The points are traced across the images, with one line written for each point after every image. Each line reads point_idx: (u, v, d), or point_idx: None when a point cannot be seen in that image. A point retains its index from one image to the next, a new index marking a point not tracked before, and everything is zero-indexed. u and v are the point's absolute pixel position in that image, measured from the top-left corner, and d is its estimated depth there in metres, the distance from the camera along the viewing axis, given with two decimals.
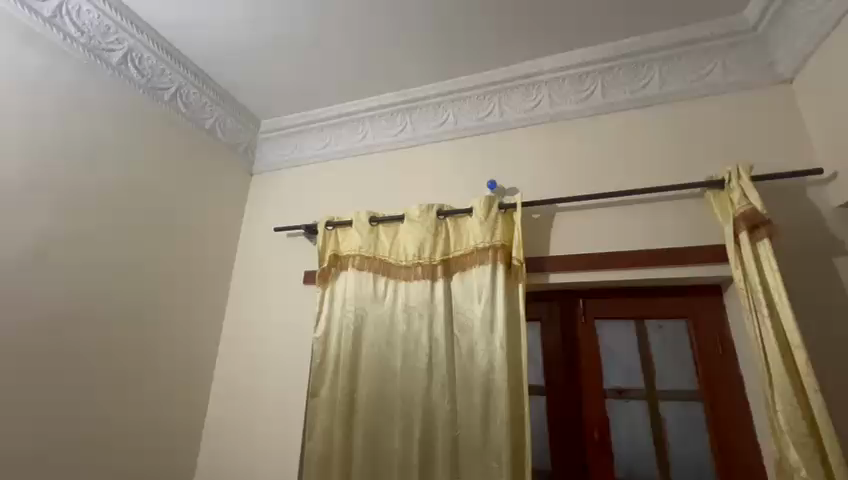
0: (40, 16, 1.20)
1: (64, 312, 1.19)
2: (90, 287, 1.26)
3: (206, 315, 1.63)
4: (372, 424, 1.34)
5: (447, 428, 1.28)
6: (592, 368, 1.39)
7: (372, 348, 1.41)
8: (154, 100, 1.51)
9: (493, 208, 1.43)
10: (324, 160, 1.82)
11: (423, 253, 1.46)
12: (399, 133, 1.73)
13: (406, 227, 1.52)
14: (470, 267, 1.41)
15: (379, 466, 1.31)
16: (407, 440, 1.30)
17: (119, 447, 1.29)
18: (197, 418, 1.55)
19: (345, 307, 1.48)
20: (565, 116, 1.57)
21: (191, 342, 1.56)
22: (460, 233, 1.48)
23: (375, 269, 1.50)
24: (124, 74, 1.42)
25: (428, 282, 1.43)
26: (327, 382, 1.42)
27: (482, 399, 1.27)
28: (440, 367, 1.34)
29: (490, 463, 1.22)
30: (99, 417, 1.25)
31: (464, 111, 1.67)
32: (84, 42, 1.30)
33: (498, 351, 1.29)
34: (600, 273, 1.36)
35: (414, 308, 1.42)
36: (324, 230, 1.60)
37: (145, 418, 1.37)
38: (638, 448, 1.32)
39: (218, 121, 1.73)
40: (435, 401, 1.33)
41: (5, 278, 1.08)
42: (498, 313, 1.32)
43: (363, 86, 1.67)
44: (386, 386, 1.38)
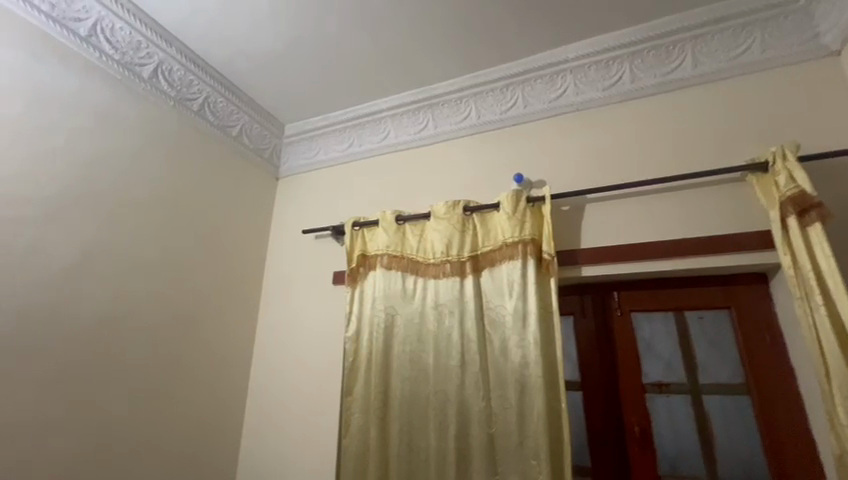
0: (77, 35, 1.26)
1: (108, 319, 1.25)
2: (131, 294, 1.31)
3: (240, 317, 1.68)
4: (406, 421, 1.35)
5: (483, 424, 1.27)
6: (629, 361, 1.35)
7: (404, 346, 1.42)
8: (185, 111, 1.56)
9: (521, 201, 1.41)
10: (347, 161, 1.84)
11: (451, 250, 1.45)
12: (421, 130, 1.73)
13: (432, 224, 1.52)
14: (499, 262, 1.40)
15: (416, 465, 1.31)
16: (442, 437, 1.30)
17: (164, 446, 1.34)
18: (236, 418, 1.60)
19: (375, 306, 1.49)
20: (591, 104, 1.52)
21: (227, 344, 1.61)
22: (488, 229, 1.46)
23: (402, 267, 1.51)
24: (156, 87, 1.46)
25: (457, 279, 1.42)
26: (361, 380, 1.43)
27: (517, 395, 1.26)
28: (473, 364, 1.34)
29: (528, 459, 1.21)
30: (143, 417, 1.30)
31: (487, 104, 1.65)
32: (118, 58, 1.36)
33: (531, 346, 1.27)
34: (635, 264, 1.32)
35: (444, 306, 1.42)
36: (351, 230, 1.61)
37: (186, 418, 1.42)
38: (682, 444, 1.28)
39: (244, 128, 1.76)
40: (469, 397, 1.32)
41: (53, 287, 1.14)
42: (530, 308, 1.31)
43: (384, 85, 1.66)
44: (419, 383, 1.38)
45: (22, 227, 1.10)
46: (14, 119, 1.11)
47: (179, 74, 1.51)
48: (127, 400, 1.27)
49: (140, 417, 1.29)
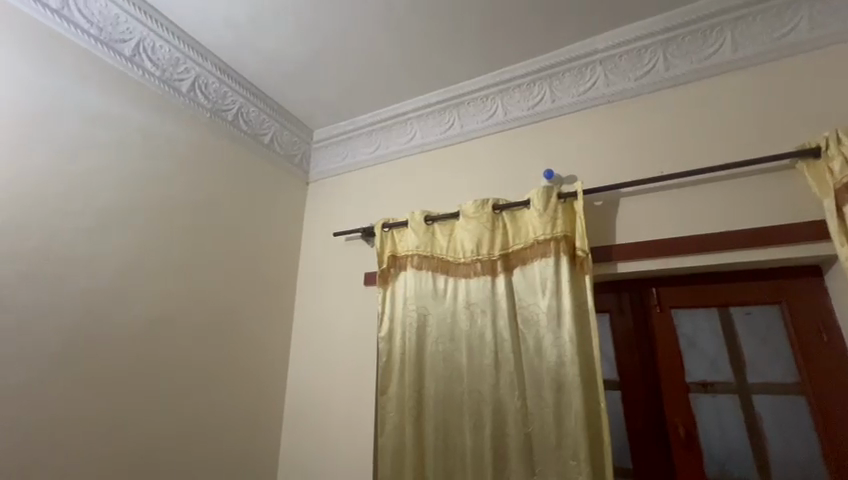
0: (122, 56, 1.34)
1: (158, 323, 1.32)
2: (178, 299, 1.38)
3: (277, 319, 1.73)
4: (442, 420, 1.36)
5: (519, 424, 1.27)
6: (671, 359, 1.31)
7: (437, 346, 1.43)
8: (221, 121, 1.62)
9: (552, 198, 1.39)
10: (375, 163, 1.86)
11: (481, 249, 1.44)
12: (448, 130, 1.73)
13: (461, 223, 1.51)
14: (531, 260, 1.38)
15: (452, 464, 1.32)
16: (478, 436, 1.30)
17: (210, 443, 1.40)
18: (276, 416, 1.66)
19: (407, 306, 1.50)
20: (623, 95, 1.48)
21: (266, 345, 1.67)
22: (518, 226, 1.45)
23: (433, 267, 1.52)
24: (194, 100, 1.53)
25: (488, 278, 1.42)
26: (395, 379, 1.45)
27: (553, 394, 1.24)
28: (507, 363, 1.33)
29: (567, 459, 1.19)
30: (192, 415, 1.37)
31: (514, 101, 1.63)
32: (159, 75, 1.43)
33: (567, 345, 1.25)
34: (675, 259, 1.27)
35: (476, 305, 1.42)
36: (381, 231, 1.63)
37: (230, 416, 1.49)
38: (730, 446, 1.22)
39: (276, 135, 1.82)
40: (504, 396, 1.32)
41: (109, 294, 1.22)
42: (565, 306, 1.29)
43: (409, 86, 1.67)
44: (453, 383, 1.38)
45: (80, 237, 1.18)
46: (69, 137, 1.19)
47: (214, 87, 1.57)
48: (177, 399, 1.33)
49: (189, 415, 1.36)
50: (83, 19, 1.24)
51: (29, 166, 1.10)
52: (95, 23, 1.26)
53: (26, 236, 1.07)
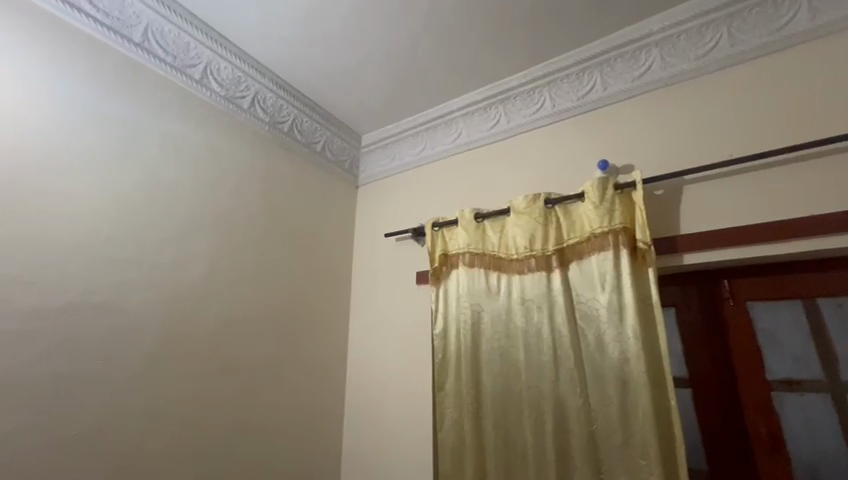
0: (193, 79, 1.46)
1: (232, 323, 1.42)
2: (248, 300, 1.49)
3: (335, 317, 1.81)
4: (501, 416, 1.36)
5: (582, 421, 1.24)
6: (749, 356, 1.22)
7: (492, 343, 1.43)
8: (278, 133, 1.72)
9: (608, 190, 1.34)
10: (422, 164, 1.90)
11: (534, 245, 1.43)
12: (494, 126, 1.73)
13: (512, 220, 1.50)
14: (588, 254, 1.35)
15: (513, 460, 1.31)
16: (539, 433, 1.29)
17: (281, 435, 1.50)
18: (338, 410, 1.73)
19: (460, 304, 1.52)
20: (683, 76, 1.40)
21: (326, 342, 1.75)
22: (572, 220, 1.42)
23: (486, 265, 1.52)
24: (255, 115, 1.64)
25: (543, 273, 1.40)
26: (451, 375, 1.47)
27: (618, 392, 1.21)
28: (567, 359, 1.31)
29: (637, 459, 1.15)
30: (265, 409, 1.46)
31: (562, 92, 1.60)
32: (224, 94, 1.54)
33: (631, 340, 1.21)
34: (749, 248, 1.19)
35: (532, 301, 1.40)
36: (431, 231, 1.65)
37: (298, 410, 1.58)
38: (823, 449, 1.12)
39: (327, 143, 1.90)
40: (565, 394, 1.29)
41: (191, 298, 1.33)
42: (627, 300, 1.25)
43: (455, 86, 1.68)
44: (511, 379, 1.38)
45: (164, 246, 1.30)
46: (151, 156, 1.32)
47: (272, 101, 1.67)
48: (251, 394, 1.43)
49: (262, 408, 1.46)
50: (159, 48, 1.37)
51: (120, 185, 1.23)
52: (169, 51, 1.39)
53: (121, 247, 1.20)
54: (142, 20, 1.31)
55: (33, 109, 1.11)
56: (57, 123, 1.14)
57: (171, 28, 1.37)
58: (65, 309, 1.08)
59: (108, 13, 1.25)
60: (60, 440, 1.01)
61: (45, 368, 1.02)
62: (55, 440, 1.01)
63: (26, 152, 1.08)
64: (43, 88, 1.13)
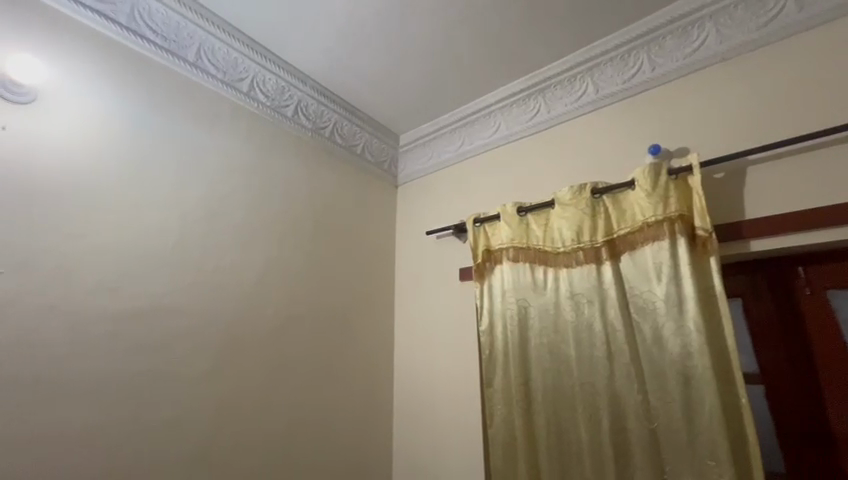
0: (242, 92, 1.54)
1: (287, 322, 1.49)
2: (301, 300, 1.56)
3: (381, 315, 1.85)
4: (552, 413, 1.33)
5: (641, 419, 1.19)
6: (830, 348, 1.12)
7: (541, 338, 1.40)
8: (320, 138, 1.78)
9: (661, 176, 1.28)
10: (461, 160, 1.89)
11: (582, 237, 1.38)
12: (534, 117, 1.69)
13: (557, 212, 1.46)
14: (641, 244, 1.29)
15: (568, 458, 1.28)
16: (595, 431, 1.25)
17: (336, 430, 1.55)
18: (387, 406, 1.77)
19: (506, 299, 1.50)
20: (742, 49, 1.31)
21: (373, 340, 1.79)
22: (622, 210, 1.36)
23: (531, 259, 1.49)
24: (299, 123, 1.70)
25: (592, 266, 1.35)
26: (499, 371, 1.45)
27: (681, 389, 1.15)
28: (622, 355, 1.26)
29: (704, 460, 1.09)
30: (320, 404, 1.52)
31: (606, 76, 1.53)
32: (270, 104, 1.61)
33: (693, 334, 1.15)
34: (828, 231, 1.09)
35: (581, 294, 1.36)
36: (473, 227, 1.64)
37: (350, 405, 1.63)
38: None
39: (367, 145, 1.94)
40: (621, 391, 1.24)
41: (250, 299, 1.41)
42: (687, 292, 1.18)
43: (493, 79, 1.66)
44: (562, 375, 1.34)
45: (223, 251, 1.38)
46: (207, 166, 1.41)
47: (314, 108, 1.73)
48: (307, 390, 1.50)
49: (317, 403, 1.52)
50: (211, 66, 1.45)
51: (182, 196, 1.32)
52: (220, 68, 1.47)
53: (186, 252, 1.30)
54: (194, 41, 1.40)
55: (105, 129, 1.21)
56: (126, 142, 1.24)
57: (221, 46, 1.45)
58: (141, 311, 1.17)
59: (166, 37, 1.35)
60: (143, 430, 1.11)
61: (127, 364, 1.12)
62: (139, 429, 1.10)
63: (102, 171, 1.18)
64: (113, 110, 1.23)
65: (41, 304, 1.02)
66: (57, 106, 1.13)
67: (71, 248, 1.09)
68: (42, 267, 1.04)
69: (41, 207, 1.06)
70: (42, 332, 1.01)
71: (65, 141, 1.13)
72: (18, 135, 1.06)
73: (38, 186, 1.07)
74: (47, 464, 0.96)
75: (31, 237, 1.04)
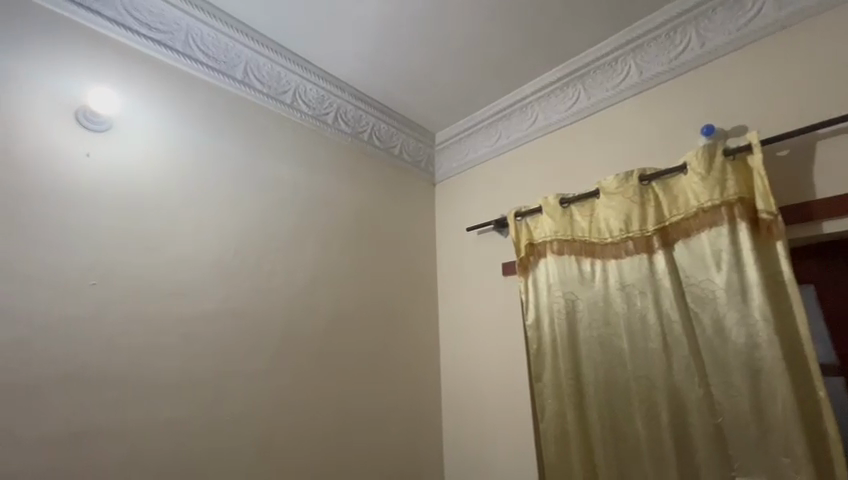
0: (286, 103, 1.61)
1: (337, 321, 1.56)
2: (349, 300, 1.62)
3: (424, 312, 1.88)
4: (607, 407, 1.30)
5: (705, 413, 1.14)
6: None
7: (591, 332, 1.37)
8: (359, 142, 1.83)
9: (716, 158, 1.21)
10: (499, 154, 1.88)
11: (631, 226, 1.34)
12: (574, 105, 1.65)
13: (603, 201, 1.42)
14: (696, 231, 1.23)
15: (626, 453, 1.24)
16: (654, 425, 1.21)
17: (387, 424, 1.60)
18: (435, 402, 1.79)
19: (552, 293, 1.47)
20: (803, 15, 1.22)
21: (419, 337, 1.82)
22: (674, 196, 1.30)
23: (577, 251, 1.46)
24: (339, 129, 1.76)
25: (643, 256, 1.30)
26: (548, 366, 1.43)
27: (748, 381, 1.09)
28: (680, 347, 1.21)
29: (778, 456, 1.03)
30: (372, 399, 1.58)
31: (650, 56, 1.48)
32: (312, 113, 1.68)
33: (760, 323, 1.09)
34: None
35: (632, 286, 1.32)
36: (515, 221, 1.63)
37: (400, 400, 1.67)
38: None
39: (404, 146, 1.97)
40: (681, 384, 1.20)
41: (303, 300, 1.49)
42: (751, 279, 1.12)
43: (529, 69, 1.64)
44: (616, 369, 1.31)
45: (276, 255, 1.46)
46: (257, 177, 1.49)
47: (353, 113, 1.78)
48: (359, 386, 1.55)
49: (369, 398, 1.57)
50: (257, 81, 1.54)
51: (237, 206, 1.41)
52: (266, 83, 1.56)
53: (244, 259, 1.39)
54: (242, 60, 1.49)
55: (168, 149, 1.31)
56: (186, 160, 1.34)
57: (266, 62, 1.54)
58: (208, 315, 1.27)
59: (217, 58, 1.45)
60: (215, 424, 1.20)
61: (199, 363, 1.22)
62: (212, 424, 1.20)
63: (168, 188, 1.28)
64: (174, 132, 1.33)
65: (126, 311, 1.14)
66: (127, 133, 1.24)
67: (147, 260, 1.20)
68: (124, 279, 1.15)
69: (119, 224, 1.17)
70: (126, 336, 1.12)
71: (136, 162, 1.24)
72: (98, 160, 1.17)
73: (116, 205, 1.18)
74: (138, 455, 1.07)
75: (113, 252, 1.15)
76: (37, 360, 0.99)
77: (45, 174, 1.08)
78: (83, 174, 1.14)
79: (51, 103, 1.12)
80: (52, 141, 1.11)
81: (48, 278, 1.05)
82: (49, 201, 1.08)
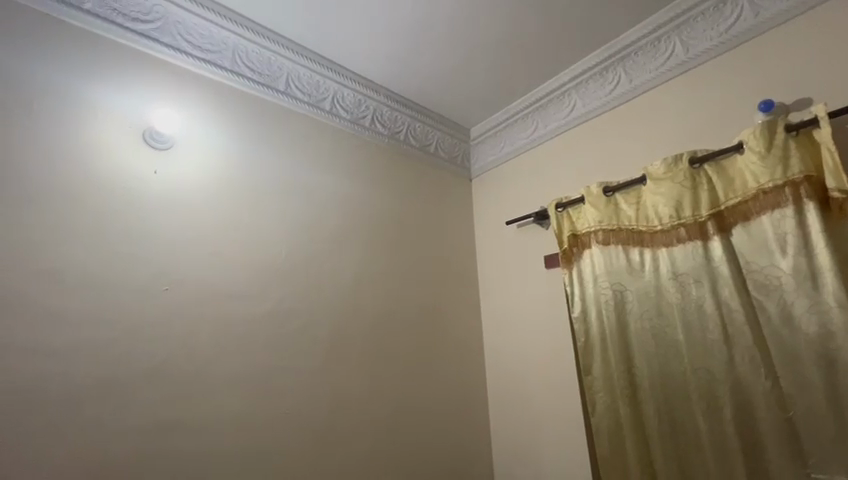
0: (326, 110, 1.68)
1: (383, 317, 1.61)
2: (394, 297, 1.66)
3: (466, 307, 1.89)
4: (663, 399, 1.25)
5: (774, 407, 1.08)
6: None
7: (642, 323, 1.33)
8: (396, 142, 1.87)
9: (776, 135, 1.14)
10: (536, 145, 1.85)
11: (683, 212, 1.28)
12: (615, 89, 1.60)
13: (650, 188, 1.37)
14: (756, 214, 1.16)
15: (685, 448, 1.20)
16: (715, 419, 1.16)
17: (436, 417, 1.63)
18: (481, 397, 1.80)
19: (598, 284, 1.44)
20: None
21: (462, 332, 1.83)
22: (729, 179, 1.24)
23: (624, 241, 1.41)
24: (376, 131, 1.81)
25: (697, 242, 1.25)
26: (598, 359, 1.40)
27: (822, 372, 1.02)
28: (743, 337, 1.15)
29: None
30: (420, 393, 1.61)
31: (697, 32, 1.41)
32: (350, 118, 1.74)
33: (835, 310, 1.01)
34: None
35: (686, 275, 1.26)
36: (556, 212, 1.59)
37: (447, 395, 1.69)
38: None
39: (439, 143, 1.99)
40: (745, 376, 1.14)
41: (350, 298, 1.55)
42: (822, 263, 1.04)
43: (565, 56, 1.61)
44: (671, 361, 1.26)
45: (323, 256, 1.53)
46: (301, 183, 1.56)
47: (388, 115, 1.82)
48: (407, 380, 1.59)
49: (417, 393, 1.61)
50: (298, 91, 1.61)
51: (285, 211, 1.49)
52: (307, 92, 1.63)
53: (294, 261, 1.46)
54: (284, 72, 1.57)
55: (221, 162, 1.40)
56: (235, 169, 1.43)
57: (307, 72, 1.61)
58: (265, 314, 1.35)
59: (262, 73, 1.53)
60: (276, 417, 1.28)
61: (260, 360, 1.30)
62: (274, 416, 1.28)
63: (223, 198, 1.38)
64: (225, 146, 1.42)
65: (194, 313, 1.23)
66: (184, 150, 1.34)
67: (210, 266, 1.30)
68: (190, 284, 1.25)
69: (184, 234, 1.28)
70: (195, 336, 1.22)
71: (194, 176, 1.34)
72: (162, 177, 1.28)
73: (179, 216, 1.28)
74: (208, 445, 1.16)
75: (179, 261, 1.25)
76: (122, 359, 1.10)
77: (118, 192, 1.20)
78: (150, 190, 1.25)
79: (119, 127, 1.24)
80: (123, 163, 1.22)
81: (127, 285, 1.16)
82: (123, 216, 1.19)
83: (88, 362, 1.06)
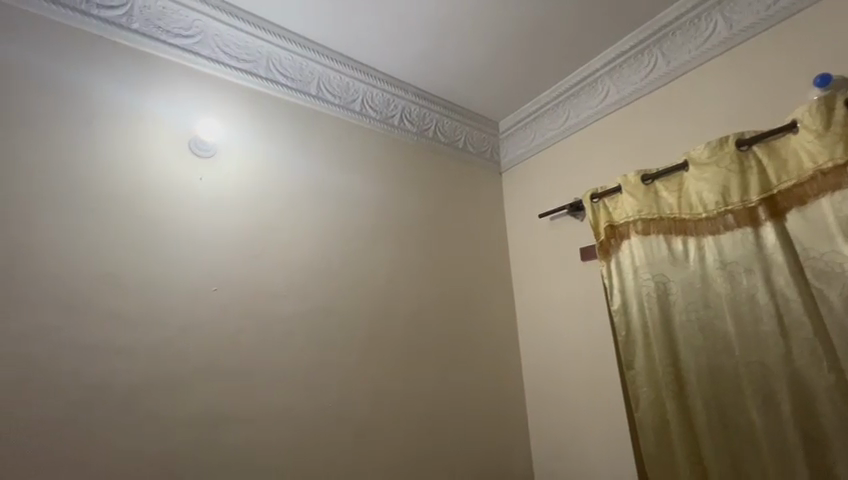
0: (356, 111, 1.71)
1: (418, 314, 1.62)
2: (427, 293, 1.68)
3: (500, 303, 1.87)
4: (712, 395, 1.20)
5: (839, 403, 1.01)
6: None
7: (688, 315, 1.27)
8: (425, 139, 1.88)
9: (835, 112, 1.07)
10: (568, 135, 1.80)
11: (731, 198, 1.22)
12: (651, 72, 1.54)
13: (693, 174, 1.31)
14: (814, 197, 1.09)
15: (738, 445, 1.14)
16: (772, 415, 1.09)
17: (472, 413, 1.63)
18: (517, 393, 1.78)
19: (639, 276, 1.38)
20: None
21: (496, 328, 1.82)
22: (782, 160, 1.17)
23: (665, 230, 1.36)
24: (405, 129, 1.82)
25: (748, 229, 1.18)
26: (640, 352, 1.35)
27: None
28: (801, 329, 1.08)
29: None
30: (456, 389, 1.62)
31: (741, 7, 1.34)
32: (379, 117, 1.76)
33: None
34: None
35: (736, 264, 1.20)
36: (591, 203, 1.55)
37: (483, 391, 1.68)
38: None
39: (468, 138, 1.98)
40: (805, 370, 1.07)
41: (385, 296, 1.58)
42: None
43: (597, 42, 1.56)
44: (721, 354, 1.20)
45: (357, 255, 1.56)
46: (334, 184, 1.60)
47: (417, 113, 1.83)
48: (442, 376, 1.60)
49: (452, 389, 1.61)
50: (329, 94, 1.65)
51: (320, 212, 1.53)
52: (337, 95, 1.67)
53: (330, 260, 1.50)
54: (315, 76, 1.61)
55: (259, 167, 1.46)
56: (272, 174, 1.48)
57: (337, 75, 1.65)
58: (305, 312, 1.40)
59: (295, 78, 1.58)
60: (318, 412, 1.33)
61: (301, 357, 1.35)
62: (315, 411, 1.32)
63: (262, 202, 1.43)
64: (262, 151, 1.48)
65: (239, 313, 1.29)
66: (225, 157, 1.40)
67: (252, 267, 1.35)
68: (234, 284, 1.31)
69: (227, 237, 1.34)
70: (240, 334, 1.28)
71: (235, 182, 1.40)
72: (206, 184, 1.35)
73: (222, 221, 1.35)
74: (255, 438, 1.21)
75: (224, 263, 1.31)
76: (176, 356, 1.17)
77: (166, 200, 1.27)
78: (195, 197, 1.32)
79: (166, 139, 1.31)
80: (171, 172, 1.30)
81: (178, 288, 1.23)
82: (172, 223, 1.26)
83: (147, 360, 1.14)
